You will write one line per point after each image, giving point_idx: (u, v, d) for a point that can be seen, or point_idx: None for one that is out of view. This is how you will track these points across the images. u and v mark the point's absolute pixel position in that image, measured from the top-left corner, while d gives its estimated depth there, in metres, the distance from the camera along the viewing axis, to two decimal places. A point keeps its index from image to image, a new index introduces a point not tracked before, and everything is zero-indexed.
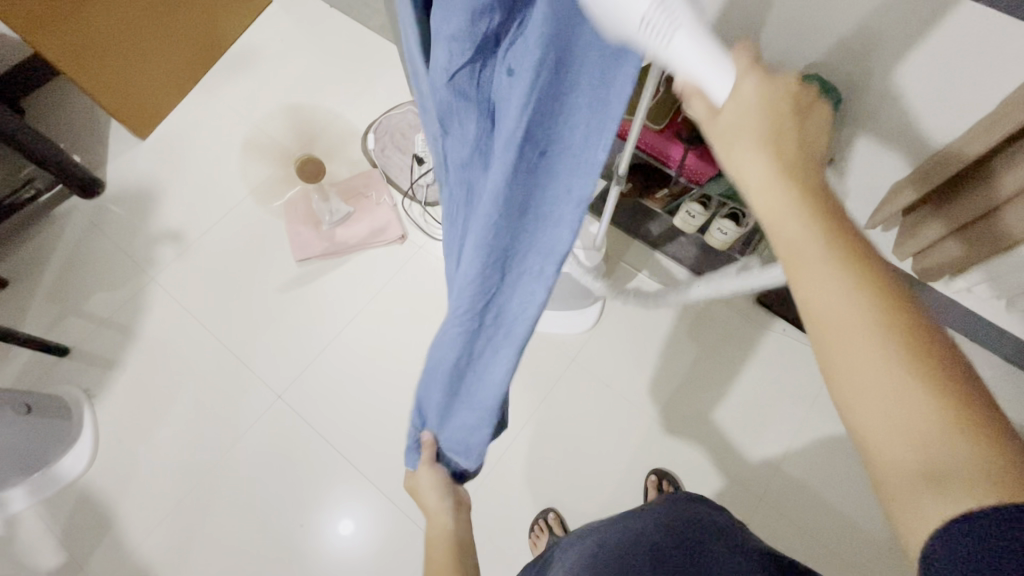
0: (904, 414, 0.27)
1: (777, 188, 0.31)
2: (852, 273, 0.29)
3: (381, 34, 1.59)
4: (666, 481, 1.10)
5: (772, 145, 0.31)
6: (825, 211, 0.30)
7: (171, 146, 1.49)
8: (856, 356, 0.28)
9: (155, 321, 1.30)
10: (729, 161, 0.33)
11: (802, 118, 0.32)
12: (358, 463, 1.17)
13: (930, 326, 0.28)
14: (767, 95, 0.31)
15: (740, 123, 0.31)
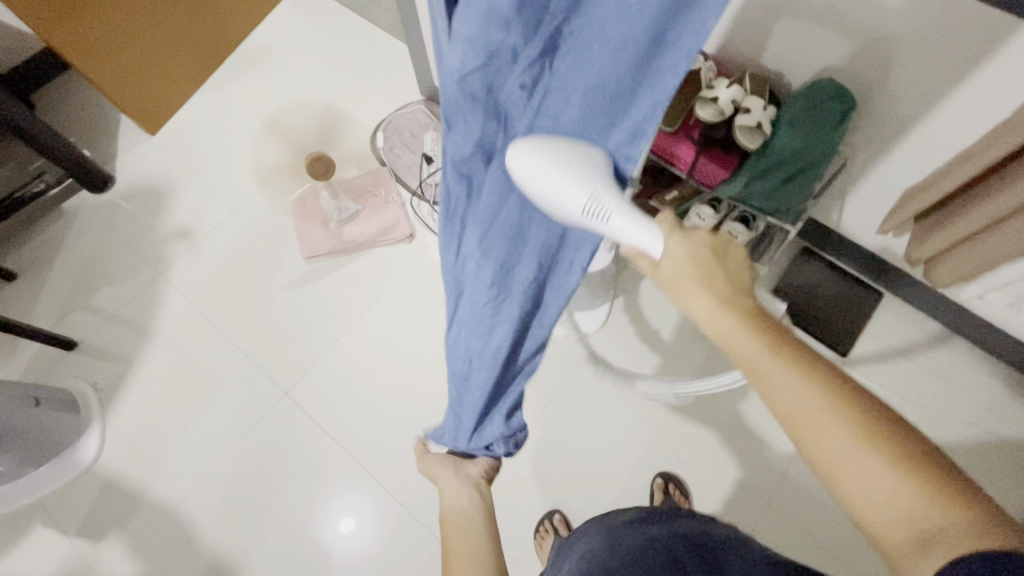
0: (883, 488, 0.36)
1: (725, 320, 0.43)
2: (804, 379, 0.40)
3: (390, 32, 1.59)
4: (673, 484, 1.10)
5: (707, 287, 0.44)
6: (770, 335, 0.42)
7: (181, 141, 1.49)
8: (836, 442, 0.38)
9: (163, 316, 1.30)
10: (681, 300, 0.45)
11: (723, 260, 0.45)
12: (364, 461, 1.17)
13: (873, 408, 0.39)
14: (692, 250, 0.45)
15: (677, 276, 0.45)
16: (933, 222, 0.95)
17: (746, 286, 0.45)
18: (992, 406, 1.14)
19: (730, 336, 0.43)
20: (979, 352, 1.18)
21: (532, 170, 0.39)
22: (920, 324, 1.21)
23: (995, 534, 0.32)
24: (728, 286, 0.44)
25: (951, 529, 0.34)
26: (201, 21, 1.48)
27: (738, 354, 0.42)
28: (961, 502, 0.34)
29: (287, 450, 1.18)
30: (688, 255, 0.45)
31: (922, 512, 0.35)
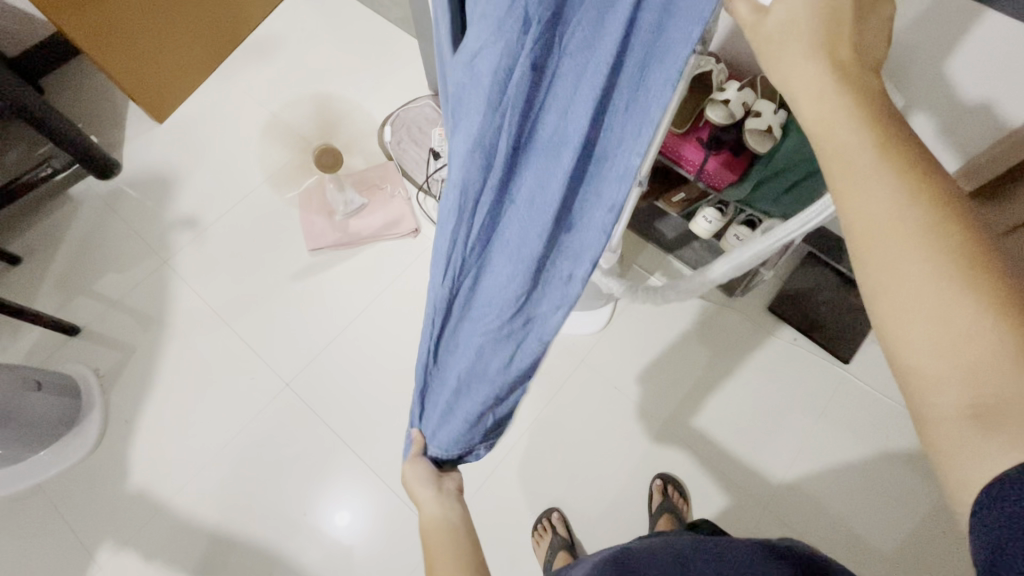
0: (957, 335, 0.27)
1: (832, 97, 0.31)
2: (908, 187, 0.29)
3: (400, 27, 1.59)
4: (672, 485, 1.10)
5: (825, 53, 0.32)
6: (883, 123, 0.30)
7: (188, 130, 1.50)
8: (911, 273, 0.28)
9: (166, 304, 1.31)
10: (778, 71, 0.34)
11: (861, 26, 0.32)
12: (363, 455, 1.17)
13: (989, 248, 0.28)
14: (823, 4, 0.32)
15: (785, 36, 0.33)
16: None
17: (874, 67, 0.33)
18: None
19: (825, 109, 0.31)
20: None
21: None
22: None
23: None
24: (853, 57, 0.32)
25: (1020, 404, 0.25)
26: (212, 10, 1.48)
27: (822, 136, 0.31)
28: None
29: (287, 440, 1.18)
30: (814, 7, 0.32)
31: (990, 378, 0.26)
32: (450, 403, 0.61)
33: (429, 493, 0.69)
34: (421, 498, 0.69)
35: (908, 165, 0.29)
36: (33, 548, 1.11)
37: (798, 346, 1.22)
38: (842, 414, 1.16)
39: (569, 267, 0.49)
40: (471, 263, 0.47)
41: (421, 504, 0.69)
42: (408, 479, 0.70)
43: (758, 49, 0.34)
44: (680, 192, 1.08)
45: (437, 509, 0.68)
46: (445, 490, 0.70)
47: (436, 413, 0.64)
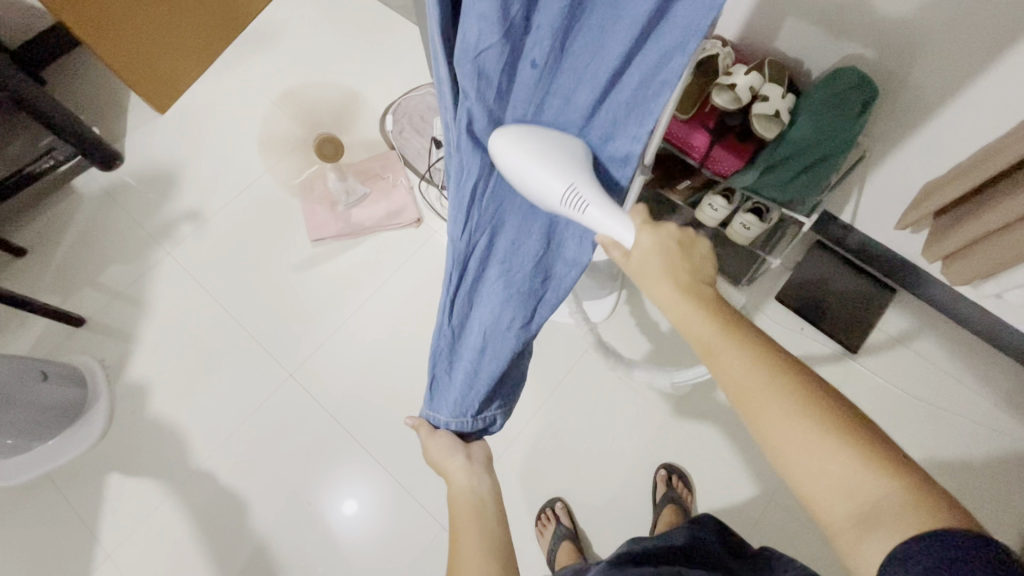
0: (825, 466, 0.37)
1: (684, 307, 0.45)
2: (750, 364, 0.41)
3: (401, 14, 1.58)
4: (676, 476, 1.10)
5: (670, 276, 0.46)
6: (723, 320, 0.44)
7: (190, 120, 1.49)
8: (777, 425, 0.39)
9: (170, 295, 1.31)
10: (648, 288, 0.47)
11: (688, 252, 0.48)
12: (368, 444, 1.17)
13: (823, 395, 0.40)
14: (660, 240, 0.47)
15: (644, 267, 0.47)
16: (945, 224, 0.95)
17: (708, 279, 0.48)
18: (1003, 407, 1.12)
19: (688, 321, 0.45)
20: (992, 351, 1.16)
21: (515, 158, 0.42)
22: (935, 321, 1.19)
23: (924, 502, 0.34)
24: (691, 276, 0.46)
25: (880, 503, 0.35)
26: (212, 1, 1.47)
27: (688, 336, 0.45)
28: (900, 477, 0.36)
29: (290, 432, 1.19)
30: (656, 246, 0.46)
31: (854, 487, 0.36)
32: (479, 356, 0.61)
33: (460, 463, 0.70)
34: (452, 469, 0.70)
35: (748, 349, 0.42)
36: (43, 536, 1.12)
37: (805, 336, 1.19)
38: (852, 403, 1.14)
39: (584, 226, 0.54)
40: (487, 222, 0.50)
41: (452, 477, 0.70)
42: (433, 452, 0.71)
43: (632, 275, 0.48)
44: (685, 179, 1.03)
45: (467, 477, 0.69)
46: (472, 463, 0.71)
47: (456, 373, 0.64)
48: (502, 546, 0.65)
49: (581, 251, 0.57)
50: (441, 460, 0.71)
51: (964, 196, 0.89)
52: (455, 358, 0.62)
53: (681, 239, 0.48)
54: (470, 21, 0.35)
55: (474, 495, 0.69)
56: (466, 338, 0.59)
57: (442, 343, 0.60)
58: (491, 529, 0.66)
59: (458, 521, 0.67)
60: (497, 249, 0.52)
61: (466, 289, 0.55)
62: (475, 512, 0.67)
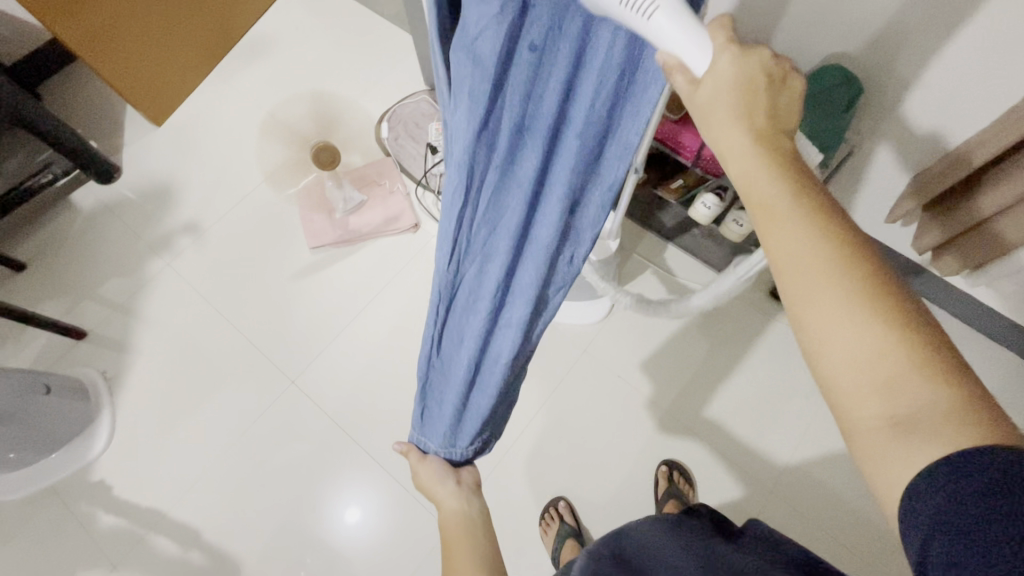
0: (878, 363, 0.32)
1: (751, 158, 0.36)
2: (819, 234, 0.34)
3: (393, 23, 1.60)
4: (677, 471, 1.11)
5: (745, 118, 0.36)
6: (796, 179, 0.35)
7: (186, 132, 1.50)
8: (831, 306, 0.33)
9: (170, 306, 1.32)
10: (709, 133, 0.38)
11: (775, 93, 0.37)
12: (371, 449, 1.18)
13: (894, 284, 0.33)
14: (744, 70, 0.35)
15: (713, 104, 0.36)
16: (930, 221, 0.97)
17: (791, 130, 0.37)
18: (996, 396, 1.14)
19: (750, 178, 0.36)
20: (984, 340, 1.18)
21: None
22: (927, 312, 1.21)
23: (978, 419, 0.30)
24: (770, 123, 0.36)
25: (927, 412, 0.31)
26: None
27: (746, 192, 0.37)
28: (959, 389, 0.31)
29: (293, 438, 1.19)
30: (735, 74, 0.35)
31: (903, 393, 0.31)
32: (458, 389, 0.63)
33: (449, 486, 0.73)
34: (443, 495, 0.73)
35: (820, 216, 0.34)
36: (46, 549, 1.12)
37: None
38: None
39: (576, 244, 0.54)
40: (477, 249, 0.49)
41: (443, 501, 0.73)
42: (423, 480, 0.73)
43: (694, 113, 0.38)
44: (678, 179, 1.07)
45: (455, 500, 0.72)
46: (462, 487, 0.74)
47: (445, 399, 0.65)
48: (493, 563, 0.69)
49: (571, 272, 0.56)
50: (430, 485, 0.74)
51: (947, 192, 0.91)
52: (444, 387, 0.64)
53: (772, 75, 0.36)
54: (472, 5, 0.34)
55: (464, 519, 0.72)
56: (455, 366, 0.60)
57: (433, 368, 0.63)
58: (483, 546, 0.71)
59: (451, 543, 0.71)
60: (488, 273, 0.51)
61: (458, 308, 0.55)
62: (467, 533, 0.71)
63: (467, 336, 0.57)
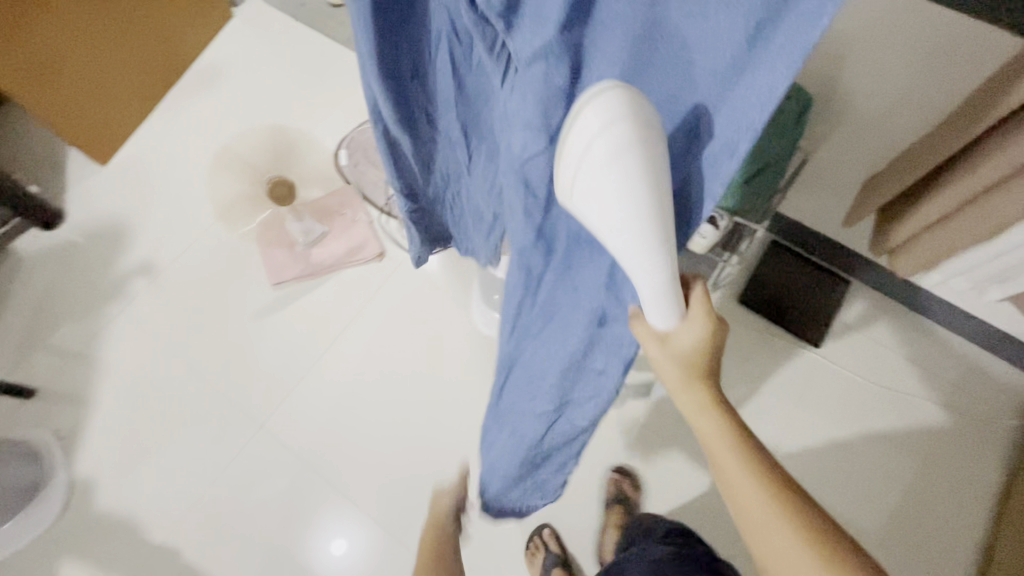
0: (801, 563, 0.48)
1: (703, 409, 0.51)
2: (751, 469, 0.51)
3: (346, 45, 1.57)
4: (628, 479, 1.12)
5: (697, 379, 0.50)
6: (732, 426, 0.51)
7: (135, 169, 1.44)
8: (765, 527, 0.50)
9: (127, 354, 1.25)
10: (672, 387, 0.51)
11: (718, 356, 0.50)
12: (348, 490, 1.15)
13: (804, 500, 0.50)
14: (699, 344, 0.48)
15: (677, 369, 0.49)
16: (894, 214, 0.96)
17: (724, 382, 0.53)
18: (956, 385, 1.19)
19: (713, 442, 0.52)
20: (943, 330, 1.22)
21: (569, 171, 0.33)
22: (888, 308, 1.24)
23: None
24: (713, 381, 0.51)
25: None
26: (148, 46, 1.44)
27: (702, 432, 0.52)
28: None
29: (267, 483, 1.15)
30: (696, 351, 0.48)
31: None
32: (508, 439, 0.69)
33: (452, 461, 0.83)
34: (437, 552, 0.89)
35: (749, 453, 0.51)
36: None
37: (769, 333, 1.24)
38: (828, 398, 1.20)
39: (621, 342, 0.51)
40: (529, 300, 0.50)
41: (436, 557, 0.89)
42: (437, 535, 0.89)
43: (660, 370, 0.50)
44: None
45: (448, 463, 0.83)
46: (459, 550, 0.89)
47: (500, 440, 0.71)
48: None
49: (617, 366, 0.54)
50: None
51: (912, 185, 0.90)
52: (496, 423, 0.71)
53: (718, 344, 0.50)
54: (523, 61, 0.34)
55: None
56: (504, 413, 0.67)
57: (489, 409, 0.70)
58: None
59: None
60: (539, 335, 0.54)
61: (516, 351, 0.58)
62: None
63: (517, 391, 0.62)
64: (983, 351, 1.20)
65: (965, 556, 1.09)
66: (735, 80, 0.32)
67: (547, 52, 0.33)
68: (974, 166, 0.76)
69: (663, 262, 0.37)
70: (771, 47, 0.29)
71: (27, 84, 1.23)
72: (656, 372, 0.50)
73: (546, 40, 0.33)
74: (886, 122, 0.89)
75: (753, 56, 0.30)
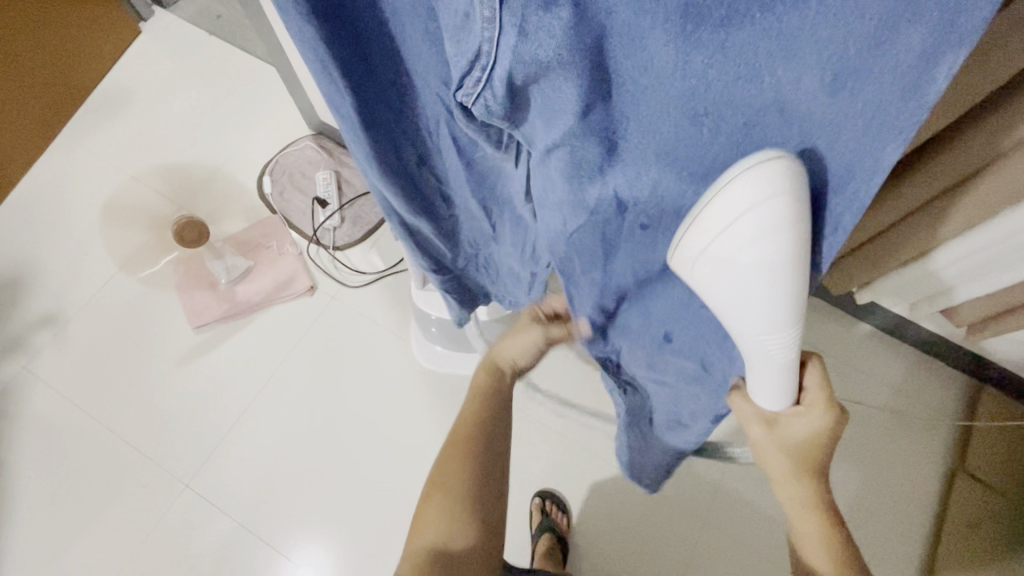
0: None
1: (797, 488, 0.55)
2: (835, 557, 0.54)
3: (266, 61, 1.46)
4: (551, 501, 1.09)
5: (799, 464, 0.54)
6: (827, 511, 0.54)
7: (35, 208, 1.32)
8: None
9: (32, 416, 1.14)
10: (769, 464, 0.55)
11: (829, 444, 0.53)
12: (285, 546, 1.08)
13: None
14: (811, 432, 0.52)
15: (779, 448, 0.53)
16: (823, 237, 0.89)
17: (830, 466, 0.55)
18: (899, 388, 1.20)
19: (811, 549, 0.55)
20: (882, 335, 1.24)
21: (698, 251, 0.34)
22: (829, 315, 1.25)
23: None
24: (815, 468, 0.54)
25: None
26: (40, 72, 1.32)
27: (791, 511, 0.56)
28: None
29: (198, 547, 1.07)
30: (807, 434, 0.52)
31: None
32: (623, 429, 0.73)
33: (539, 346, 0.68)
34: None
35: (837, 540, 0.54)
36: None
37: None
38: (862, 434, 1.18)
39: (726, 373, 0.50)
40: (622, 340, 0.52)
41: None
42: None
43: (762, 447, 0.54)
44: None
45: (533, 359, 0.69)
46: None
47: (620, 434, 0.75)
48: None
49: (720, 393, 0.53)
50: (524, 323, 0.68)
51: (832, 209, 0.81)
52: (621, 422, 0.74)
53: (832, 436, 0.53)
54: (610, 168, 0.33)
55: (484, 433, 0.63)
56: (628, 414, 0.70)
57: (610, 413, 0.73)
58: (480, 445, 0.62)
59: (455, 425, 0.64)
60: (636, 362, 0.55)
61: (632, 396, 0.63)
62: None
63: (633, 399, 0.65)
64: (921, 353, 1.22)
65: (913, 559, 1.10)
66: (833, 127, 0.29)
67: (570, 146, 0.32)
68: (890, 200, 0.70)
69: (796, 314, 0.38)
70: (868, 85, 0.26)
71: None
72: (753, 446, 0.55)
73: (565, 130, 0.31)
74: None
75: (856, 107, 0.28)
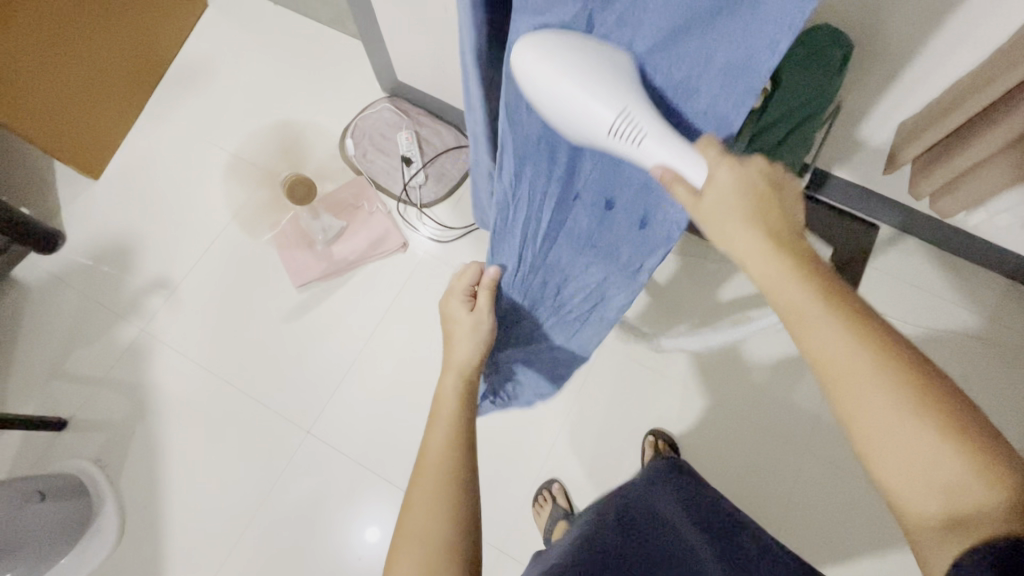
0: (922, 455, 0.36)
1: (761, 253, 0.43)
2: (850, 329, 0.39)
3: (334, 27, 1.48)
4: (663, 439, 1.13)
5: (754, 217, 0.43)
6: (816, 272, 0.41)
7: (131, 181, 1.37)
8: (862, 395, 0.38)
9: (156, 374, 1.21)
10: (718, 232, 0.45)
11: (778, 192, 0.45)
12: (403, 483, 1.13)
13: (923, 365, 0.38)
14: (737, 176, 0.43)
15: (718, 207, 0.44)
16: (959, 140, 0.90)
17: (800, 224, 0.45)
18: (995, 316, 1.19)
19: (748, 259, 0.43)
20: (977, 267, 1.22)
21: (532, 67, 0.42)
22: (920, 249, 1.24)
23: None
24: (781, 222, 0.44)
25: (971, 494, 0.34)
26: (123, 44, 1.35)
27: (769, 287, 0.42)
28: (1013, 480, 0.34)
29: (320, 486, 1.13)
30: (733, 184, 0.43)
31: (957, 489, 0.35)
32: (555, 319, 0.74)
33: (466, 334, 0.63)
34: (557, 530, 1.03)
35: (849, 314, 0.39)
36: None
37: None
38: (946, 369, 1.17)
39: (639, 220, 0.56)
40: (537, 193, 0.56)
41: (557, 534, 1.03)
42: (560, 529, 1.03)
43: (698, 215, 0.45)
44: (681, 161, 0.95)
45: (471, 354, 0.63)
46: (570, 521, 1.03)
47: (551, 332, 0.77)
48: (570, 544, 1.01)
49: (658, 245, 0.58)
50: (451, 318, 0.65)
51: (1001, 96, 0.80)
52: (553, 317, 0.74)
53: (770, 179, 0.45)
54: None
55: (452, 456, 0.54)
56: (557, 298, 0.71)
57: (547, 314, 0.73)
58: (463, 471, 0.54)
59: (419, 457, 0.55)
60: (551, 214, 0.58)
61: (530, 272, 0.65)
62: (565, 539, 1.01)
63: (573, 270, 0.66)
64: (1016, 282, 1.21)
65: None
66: None
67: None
68: None
69: (646, 150, 0.43)
70: None
71: (8, 96, 1.14)
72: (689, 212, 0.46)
73: None
74: (926, 68, 0.88)
75: None
